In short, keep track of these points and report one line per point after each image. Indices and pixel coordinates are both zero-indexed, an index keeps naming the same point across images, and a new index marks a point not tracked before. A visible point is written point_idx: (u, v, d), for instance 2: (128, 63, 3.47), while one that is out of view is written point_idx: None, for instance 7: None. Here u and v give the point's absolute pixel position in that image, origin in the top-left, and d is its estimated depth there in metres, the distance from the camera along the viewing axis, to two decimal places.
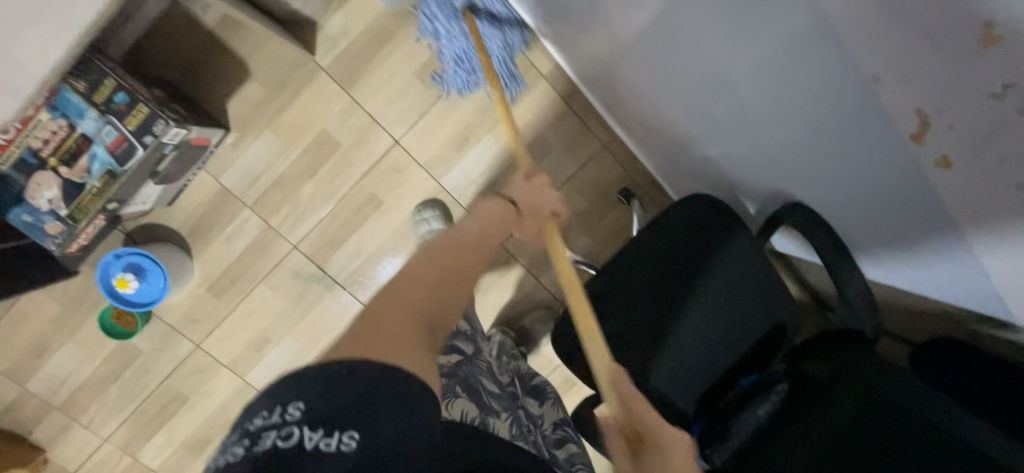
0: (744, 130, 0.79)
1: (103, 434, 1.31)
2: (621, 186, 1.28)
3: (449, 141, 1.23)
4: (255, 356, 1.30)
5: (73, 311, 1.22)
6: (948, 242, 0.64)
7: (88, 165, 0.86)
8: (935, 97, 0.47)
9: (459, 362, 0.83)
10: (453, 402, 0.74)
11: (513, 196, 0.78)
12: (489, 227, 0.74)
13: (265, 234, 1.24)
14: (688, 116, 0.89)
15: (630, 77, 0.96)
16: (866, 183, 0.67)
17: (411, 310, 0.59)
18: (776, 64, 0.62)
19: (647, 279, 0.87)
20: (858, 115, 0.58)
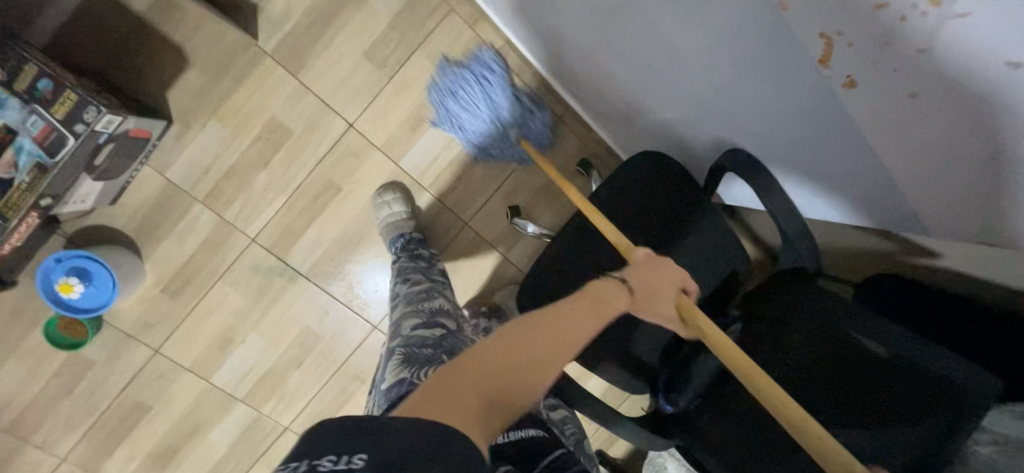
0: (681, 81, 0.84)
1: (58, 453, 1.24)
2: (579, 157, 1.31)
3: (405, 122, 1.22)
4: (219, 356, 1.26)
5: (13, 325, 1.15)
6: (867, 166, 0.70)
7: (14, 158, 0.81)
8: (835, 15, 0.54)
9: (440, 335, 0.86)
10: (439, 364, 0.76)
11: (633, 276, 0.61)
12: (597, 310, 0.55)
13: (220, 228, 1.20)
14: (628, 75, 0.94)
15: (572, 41, 1.00)
16: (801, 124, 0.72)
17: (480, 385, 0.46)
18: (703, 10, 0.68)
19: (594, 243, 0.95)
20: (775, 45, 0.64)
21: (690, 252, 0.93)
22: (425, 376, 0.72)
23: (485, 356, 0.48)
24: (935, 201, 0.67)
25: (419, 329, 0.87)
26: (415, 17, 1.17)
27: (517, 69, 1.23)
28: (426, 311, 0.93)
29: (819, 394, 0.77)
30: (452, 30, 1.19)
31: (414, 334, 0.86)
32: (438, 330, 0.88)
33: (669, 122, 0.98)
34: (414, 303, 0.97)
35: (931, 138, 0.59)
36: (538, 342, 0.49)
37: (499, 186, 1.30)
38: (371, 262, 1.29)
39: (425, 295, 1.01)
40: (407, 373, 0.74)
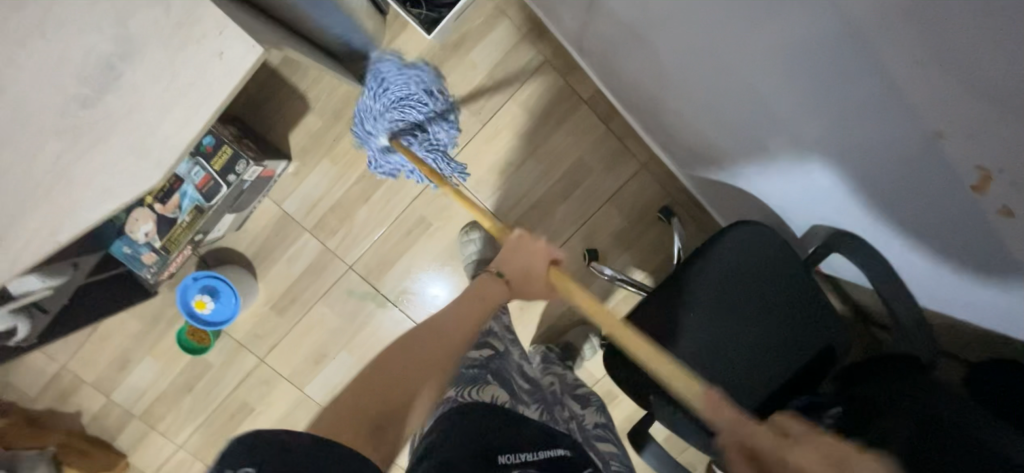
0: (788, 164, 0.85)
1: (177, 441, 1.42)
2: (660, 204, 1.31)
3: (493, 166, 1.29)
4: (313, 369, 1.39)
5: (152, 328, 1.33)
6: (994, 276, 0.69)
7: (179, 201, 0.95)
8: (1006, 156, 0.53)
9: (488, 356, 0.86)
10: (483, 386, 0.77)
11: (507, 269, 0.85)
12: (477, 305, 0.81)
13: (323, 255, 1.32)
14: (729, 147, 0.95)
15: (674, 107, 1.02)
16: (920, 224, 0.72)
17: (372, 396, 0.64)
18: (823, 112, 0.69)
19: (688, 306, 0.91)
20: (913, 161, 0.64)
21: (786, 322, 0.92)
22: (467, 395, 0.74)
23: (370, 375, 0.66)
24: None
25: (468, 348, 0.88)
26: (511, 68, 1.23)
27: (605, 118, 1.27)
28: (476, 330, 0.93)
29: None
30: (546, 80, 1.24)
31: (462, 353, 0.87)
32: (486, 350, 0.87)
33: (766, 191, 0.98)
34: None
35: None
36: (416, 350, 0.70)
37: (578, 229, 1.33)
38: (451, 294, 1.37)
39: None
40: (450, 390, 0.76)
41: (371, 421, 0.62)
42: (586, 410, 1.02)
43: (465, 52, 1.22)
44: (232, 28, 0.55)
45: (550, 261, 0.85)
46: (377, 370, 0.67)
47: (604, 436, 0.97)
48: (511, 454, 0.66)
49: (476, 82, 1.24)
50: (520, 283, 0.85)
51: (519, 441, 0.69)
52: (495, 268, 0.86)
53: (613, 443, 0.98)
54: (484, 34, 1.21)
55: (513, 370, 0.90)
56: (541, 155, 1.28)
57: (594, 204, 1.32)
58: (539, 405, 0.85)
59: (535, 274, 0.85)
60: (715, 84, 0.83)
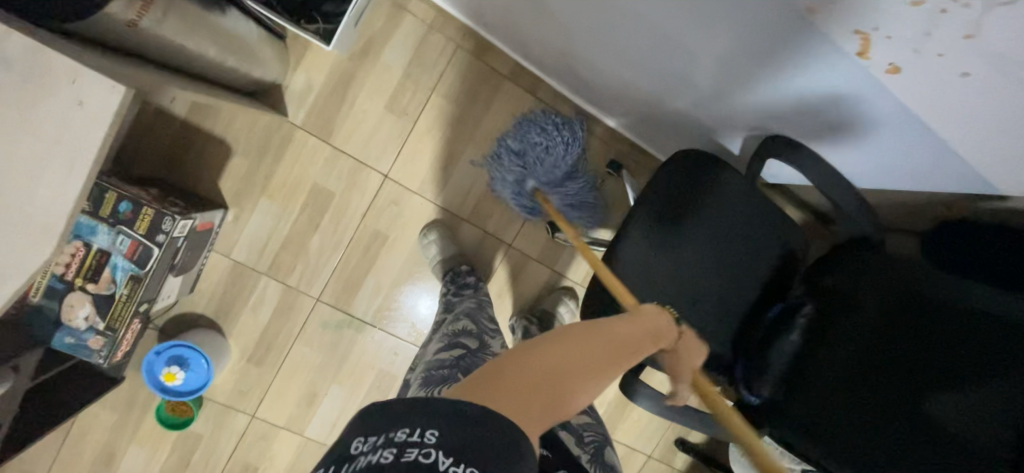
0: (704, 84, 0.86)
1: None
2: (606, 159, 1.32)
3: (434, 163, 1.27)
4: (308, 411, 1.35)
5: (129, 415, 1.27)
6: (911, 136, 0.72)
7: (112, 275, 0.90)
8: (867, 17, 0.56)
9: (460, 356, 0.87)
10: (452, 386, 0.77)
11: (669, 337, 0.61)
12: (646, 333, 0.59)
13: (287, 295, 1.28)
14: (651, 84, 0.96)
15: (587, 58, 1.02)
16: (837, 107, 0.74)
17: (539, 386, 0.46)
18: (733, 27, 0.69)
19: (645, 248, 0.93)
20: (799, 43, 0.66)
21: (743, 241, 0.94)
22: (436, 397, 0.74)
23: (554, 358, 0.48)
24: (1012, 161, 0.67)
25: (441, 351, 0.89)
26: (425, 61, 1.21)
27: (531, 88, 1.26)
28: (451, 332, 0.96)
29: (897, 362, 0.73)
30: (462, 66, 1.23)
31: (435, 357, 0.88)
32: (458, 350, 0.88)
33: (695, 118, 1.00)
34: (443, 327, 1.00)
35: (993, 106, 0.59)
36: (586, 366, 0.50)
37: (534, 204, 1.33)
38: (425, 299, 1.35)
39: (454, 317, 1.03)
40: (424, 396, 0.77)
41: (538, 405, 0.46)
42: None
43: (375, 57, 1.19)
44: (87, 74, 0.54)
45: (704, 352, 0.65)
46: (542, 348, 0.48)
47: (580, 411, 0.94)
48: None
49: (394, 84, 1.21)
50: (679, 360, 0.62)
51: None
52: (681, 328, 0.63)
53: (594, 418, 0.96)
54: (390, 34, 1.19)
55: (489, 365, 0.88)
56: (478, 141, 1.28)
57: None
58: None
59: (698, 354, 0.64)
60: (626, 21, 0.82)
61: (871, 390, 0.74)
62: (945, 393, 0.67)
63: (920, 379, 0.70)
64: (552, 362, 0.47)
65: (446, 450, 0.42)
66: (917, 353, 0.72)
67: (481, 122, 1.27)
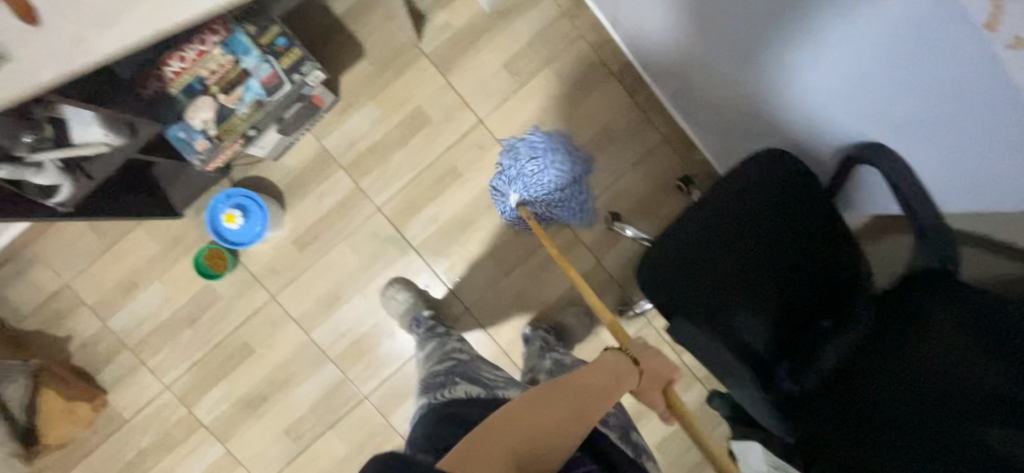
0: (801, 83, 0.89)
1: (165, 381, 1.32)
2: (680, 173, 1.39)
3: (526, 125, 1.38)
4: (324, 312, 1.35)
5: (169, 252, 1.31)
6: None
7: (242, 95, 1.00)
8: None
9: (451, 364, 1.01)
10: (451, 388, 0.89)
11: (641, 359, 0.69)
12: (608, 382, 0.64)
13: (353, 194, 1.34)
14: (746, 86, 1.01)
15: (692, 55, 1.10)
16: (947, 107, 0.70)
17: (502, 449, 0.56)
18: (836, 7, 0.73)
19: (703, 232, 0.94)
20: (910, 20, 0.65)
21: (812, 252, 0.93)
22: (439, 398, 0.87)
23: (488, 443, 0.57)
24: None
25: (435, 363, 1.03)
26: (550, 38, 1.37)
27: (632, 90, 1.38)
28: (444, 352, 1.07)
29: (956, 396, 0.69)
30: (579, 54, 1.38)
31: (432, 368, 1.02)
32: (450, 361, 1.03)
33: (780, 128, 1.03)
34: (435, 351, 1.10)
35: None
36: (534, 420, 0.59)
37: (601, 192, 1.39)
38: (474, 246, 1.37)
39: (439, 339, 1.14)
40: (429, 397, 0.90)
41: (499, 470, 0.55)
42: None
43: (510, 21, 1.36)
44: None
45: (665, 385, 0.68)
46: (486, 437, 0.58)
47: None
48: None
49: (516, 48, 1.36)
50: (649, 386, 0.68)
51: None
52: (635, 351, 0.69)
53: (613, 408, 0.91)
54: (529, 8, 1.36)
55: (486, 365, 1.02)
56: (571, 120, 1.38)
57: (619, 168, 1.39)
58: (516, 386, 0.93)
59: (663, 375, 0.68)
60: (746, 27, 0.89)
61: (915, 416, 0.72)
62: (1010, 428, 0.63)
63: (982, 413, 0.66)
64: (495, 433, 0.58)
65: None
66: (977, 387, 0.68)
67: (579, 104, 1.38)
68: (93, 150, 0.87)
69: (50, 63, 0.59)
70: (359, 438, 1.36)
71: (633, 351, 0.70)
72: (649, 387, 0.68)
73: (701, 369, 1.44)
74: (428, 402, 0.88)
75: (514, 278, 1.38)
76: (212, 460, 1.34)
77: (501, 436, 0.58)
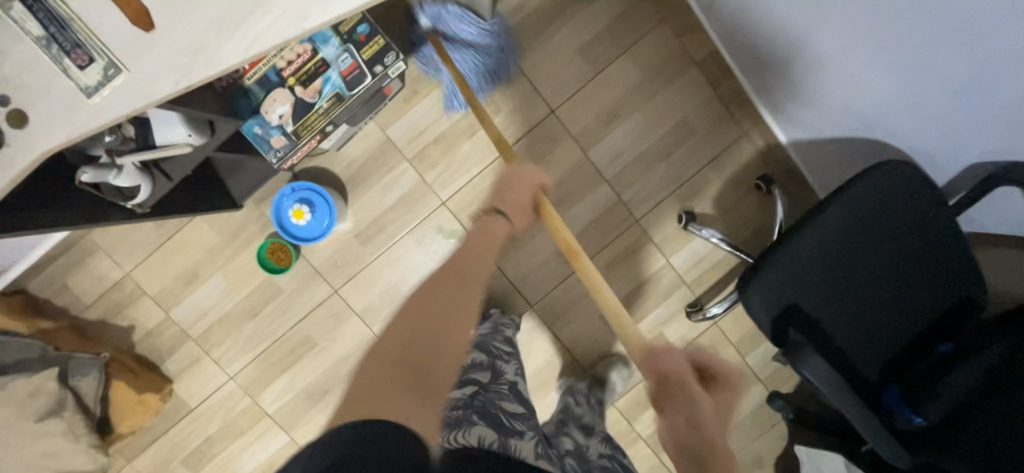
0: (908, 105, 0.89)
1: (229, 371, 1.32)
2: (759, 172, 1.32)
3: (600, 116, 1.30)
4: (387, 307, 1.32)
5: (230, 243, 1.27)
6: None
7: (320, 87, 0.93)
8: None
9: (473, 393, 0.90)
10: (470, 428, 0.77)
11: (508, 206, 0.82)
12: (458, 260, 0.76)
13: (418, 187, 1.29)
14: (847, 101, 1.01)
15: (787, 65, 1.10)
16: None
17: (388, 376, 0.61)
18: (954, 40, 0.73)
19: (819, 248, 0.89)
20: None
21: (927, 273, 0.89)
22: (455, 439, 0.74)
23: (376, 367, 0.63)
24: None
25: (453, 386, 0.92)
26: (630, 23, 1.27)
27: (714, 81, 1.30)
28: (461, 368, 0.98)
29: None
30: (659, 40, 1.28)
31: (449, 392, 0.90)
32: (470, 388, 0.92)
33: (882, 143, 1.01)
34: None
35: None
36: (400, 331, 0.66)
37: (674, 190, 1.33)
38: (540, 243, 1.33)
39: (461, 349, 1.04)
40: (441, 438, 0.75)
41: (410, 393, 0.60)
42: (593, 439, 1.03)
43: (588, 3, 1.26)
44: None
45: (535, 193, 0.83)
46: (369, 370, 0.62)
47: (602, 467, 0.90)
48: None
49: (593, 33, 1.27)
50: (521, 218, 0.84)
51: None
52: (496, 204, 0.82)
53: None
54: None
55: (505, 399, 0.93)
56: (647, 112, 1.30)
57: (694, 165, 1.33)
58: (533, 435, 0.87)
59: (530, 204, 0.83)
60: (857, 45, 0.89)
61: None
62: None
63: None
64: (392, 356, 0.64)
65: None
66: None
67: (657, 95, 1.30)
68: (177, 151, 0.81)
69: (170, 73, 0.57)
70: None
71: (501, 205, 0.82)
72: (523, 214, 0.83)
73: (763, 370, 1.43)
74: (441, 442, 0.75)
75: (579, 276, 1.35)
76: (278, 447, 1.35)
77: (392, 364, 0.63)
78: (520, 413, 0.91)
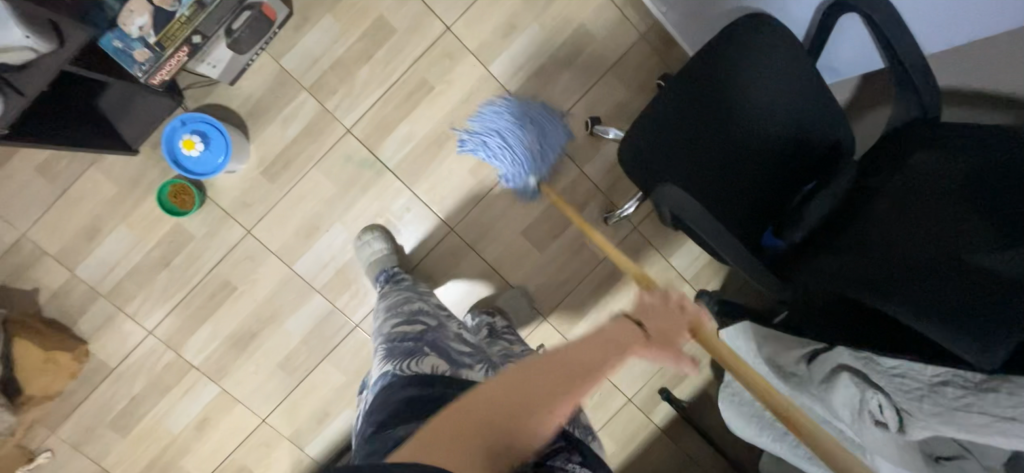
0: None
1: (147, 326, 1.29)
2: (659, 73, 1.35)
3: (497, 30, 1.31)
4: (305, 243, 1.30)
5: (131, 192, 1.23)
6: None
7: None
8: None
9: (421, 331, 0.92)
10: (421, 358, 0.82)
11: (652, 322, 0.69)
12: (604, 350, 0.64)
13: (321, 117, 1.27)
14: None
15: None
16: None
17: (480, 424, 0.55)
18: None
19: (693, 105, 0.90)
20: None
21: (803, 121, 0.91)
22: (408, 368, 0.80)
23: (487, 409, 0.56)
24: None
25: (402, 326, 0.94)
26: None
27: None
28: (407, 312, 1.00)
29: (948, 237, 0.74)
30: None
31: (396, 331, 0.93)
32: (419, 325, 0.94)
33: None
34: (397, 307, 1.03)
35: None
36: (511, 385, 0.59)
37: (579, 98, 1.35)
38: (453, 165, 1.33)
39: (403, 300, 1.05)
40: (393, 366, 0.82)
41: (481, 452, 0.53)
42: (539, 362, 1.00)
43: None
44: None
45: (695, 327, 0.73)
46: (475, 402, 0.57)
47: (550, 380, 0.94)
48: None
49: None
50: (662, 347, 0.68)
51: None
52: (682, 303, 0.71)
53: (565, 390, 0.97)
54: None
55: (453, 338, 0.94)
56: (543, 22, 1.31)
57: (596, 72, 1.34)
58: (482, 365, 0.88)
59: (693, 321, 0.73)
60: None
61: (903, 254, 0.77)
62: (988, 253, 0.70)
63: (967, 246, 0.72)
64: (471, 408, 0.56)
65: None
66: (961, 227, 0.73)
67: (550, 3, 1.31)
68: (19, 56, 0.81)
69: None
70: (356, 366, 1.35)
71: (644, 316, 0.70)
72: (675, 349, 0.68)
73: (688, 271, 1.46)
74: (394, 371, 0.81)
75: (497, 194, 1.36)
76: (209, 400, 1.32)
77: (481, 415, 0.56)
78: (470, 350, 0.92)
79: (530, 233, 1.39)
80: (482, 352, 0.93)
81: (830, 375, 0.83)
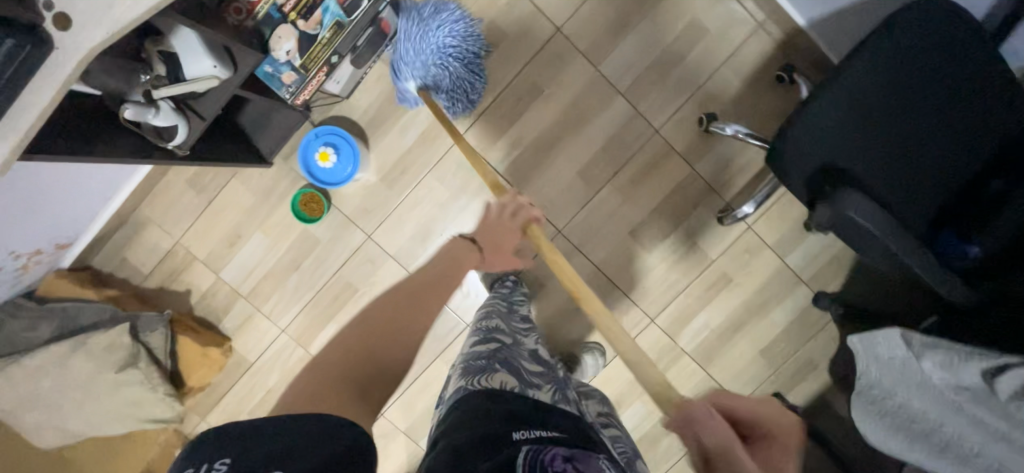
0: None
1: (281, 325, 1.39)
2: (780, 63, 1.27)
3: (607, 28, 1.28)
4: (419, 247, 1.35)
5: (266, 201, 1.33)
6: None
7: (321, 18, 0.96)
8: None
9: (495, 348, 0.92)
10: (492, 374, 0.82)
11: (480, 236, 0.99)
12: (450, 265, 0.93)
13: (435, 124, 1.31)
14: None
15: None
16: None
17: (335, 364, 0.68)
18: None
19: (856, 103, 0.84)
20: None
21: (979, 113, 0.84)
22: (477, 383, 0.80)
23: (338, 351, 0.71)
24: None
25: (477, 343, 0.95)
26: None
27: None
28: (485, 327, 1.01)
29: None
30: None
31: (473, 348, 0.94)
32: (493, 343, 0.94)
33: None
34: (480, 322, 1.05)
35: None
36: (348, 331, 0.74)
37: (692, 94, 1.30)
38: (560, 167, 1.33)
39: (486, 316, 1.07)
40: (464, 382, 0.82)
41: (347, 391, 0.65)
42: (592, 401, 1.00)
43: None
44: None
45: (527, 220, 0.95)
46: (324, 353, 0.70)
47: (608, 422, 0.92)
48: (526, 431, 0.66)
49: None
50: (491, 252, 1.00)
51: (531, 420, 0.70)
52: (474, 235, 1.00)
53: (619, 428, 0.94)
54: None
55: (525, 358, 0.94)
56: (654, 17, 1.28)
57: (710, 66, 1.29)
58: (551, 387, 0.87)
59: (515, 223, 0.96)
60: None
61: None
62: None
63: None
64: (339, 359, 0.69)
65: (233, 471, 0.47)
66: None
67: None
68: (206, 84, 0.86)
69: None
70: None
71: (474, 233, 1.00)
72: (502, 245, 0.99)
73: (806, 272, 1.38)
74: (466, 386, 0.80)
75: (605, 195, 1.34)
76: None
77: (353, 352, 0.71)
78: (543, 371, 0.92)
79: (638, 234, 1.36)
80: (554, 374, 0.93)
81: (1023, 391, 0.77)
